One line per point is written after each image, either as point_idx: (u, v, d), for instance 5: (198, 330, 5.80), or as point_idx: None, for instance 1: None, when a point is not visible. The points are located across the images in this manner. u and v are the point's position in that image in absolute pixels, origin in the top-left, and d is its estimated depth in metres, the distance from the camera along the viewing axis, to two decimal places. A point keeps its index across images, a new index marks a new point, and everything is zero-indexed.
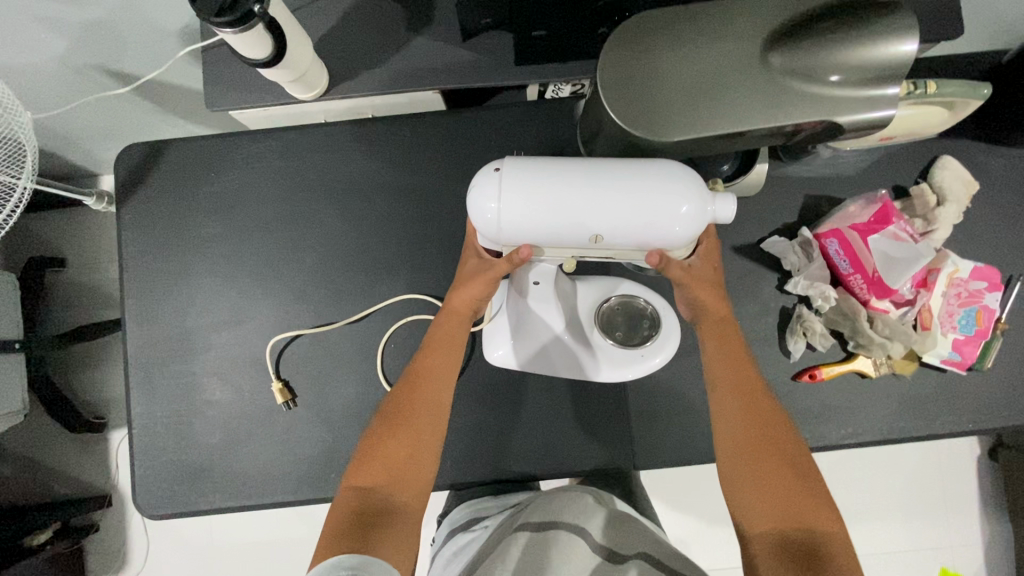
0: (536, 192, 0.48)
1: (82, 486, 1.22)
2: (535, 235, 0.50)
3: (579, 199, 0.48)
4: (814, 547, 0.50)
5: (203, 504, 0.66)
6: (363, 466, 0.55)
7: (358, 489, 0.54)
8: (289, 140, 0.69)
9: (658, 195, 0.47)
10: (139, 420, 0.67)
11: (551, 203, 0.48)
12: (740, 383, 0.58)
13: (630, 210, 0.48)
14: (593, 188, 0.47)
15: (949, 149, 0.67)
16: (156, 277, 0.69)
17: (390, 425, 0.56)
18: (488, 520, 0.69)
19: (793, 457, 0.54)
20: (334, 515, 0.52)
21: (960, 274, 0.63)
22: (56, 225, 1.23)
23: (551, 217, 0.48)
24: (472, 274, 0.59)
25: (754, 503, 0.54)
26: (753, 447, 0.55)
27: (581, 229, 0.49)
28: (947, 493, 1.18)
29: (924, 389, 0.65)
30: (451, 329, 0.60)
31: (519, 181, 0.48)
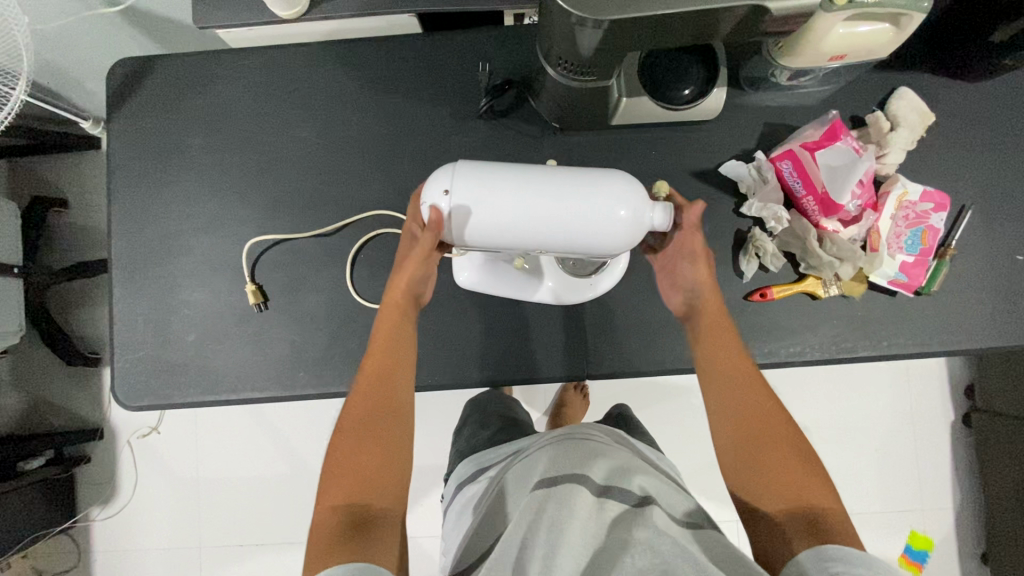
0: (485, 200, 0.48)
1: (75, 418, 1.26)
2: (483, 238, 0.50)
3: (524, 211, 0.47)
4: (822, 521, 0.49)
5: (179, 397, 0.69)
6: (335, 478, 0.53)
7: (342, 500, 0.51)
8: (271, 58, 0.72)
9: (595, 204, 0.47)
10: (120, 317, 0.71)
11: (492, 210, 0.48)
12: (730, 372, 0.58)
13: (573, 218, 0.47)
14: (533, 194, 0.47)
15: (906, 81, 0.69)
16: (140, 184, 0.72)
17: (360, 426, 0.55)
18: (491, 470, 0.70)
19: (787, 439, 0.54)
20: (320, 529, 0.50)
21: (909, 197, 0.65)
22: (56, 167, 1.28)
23: (499, 225, 0.48)
24: (411, 256, 0.57)
25: (757, 486, 0.53)
26: (750, 431, 0.55)
27: (523, 240, 0.49)
28: (924, 456, 1.19)
29: (872, 311, 0.67)
30: (404, 327, 0.60)
31: (461, 185, 0.48)
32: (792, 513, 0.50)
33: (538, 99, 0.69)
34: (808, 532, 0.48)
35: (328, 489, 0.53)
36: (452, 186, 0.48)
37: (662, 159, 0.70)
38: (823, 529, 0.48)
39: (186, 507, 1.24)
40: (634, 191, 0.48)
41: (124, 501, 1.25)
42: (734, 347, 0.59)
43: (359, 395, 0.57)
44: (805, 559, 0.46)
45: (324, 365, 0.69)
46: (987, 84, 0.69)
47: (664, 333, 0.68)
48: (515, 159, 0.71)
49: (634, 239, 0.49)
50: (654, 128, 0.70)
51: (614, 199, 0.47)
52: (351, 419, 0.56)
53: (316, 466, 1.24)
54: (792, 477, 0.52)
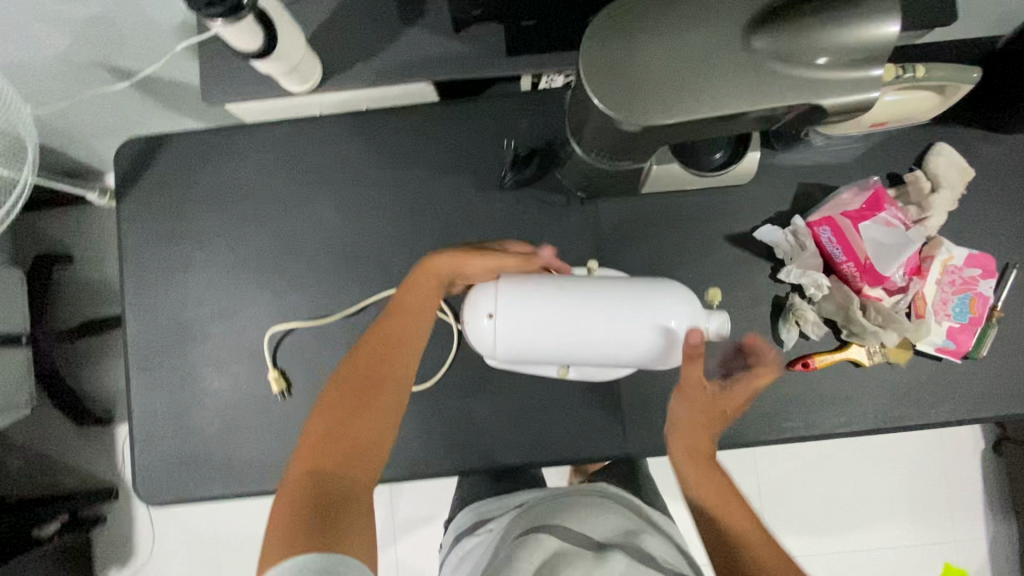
0: (537, 310, 0.54)
1: (87, 478, 1.23)
2: (530, 348, 0.56)
3: (578, 322, 0.54)
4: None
5: (203, 492, 0.67)
6: (316, 447, 0.51)
7: (316, 471, 0.49)
8: (284, 133, 0.70)
9: (631, 332, 0.55)
10: (140, 410, 0.68)
11: (541, 325, 0.54)
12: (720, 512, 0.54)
13: (623, 327, 0.55)
14: (572, 320, 0.54)
15: (946, 136, 0.66)
16: (154, 269, 0.70)
17: (354, 394, 0.54)
18: (491, 522, 0.65)
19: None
20: (289, 502, 0.47)
21: (954, 262, 0.63)
22: (58, 221, 1.25)
23: (554, 334, 0.55)
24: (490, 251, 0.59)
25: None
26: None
27: (575, 350, 0.56)
28: (954, 486, 1.17)
29: (919, 378, 0.65)
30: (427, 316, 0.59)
31: (507, 310, 0.55)
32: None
33: (563, 169, 0.67)
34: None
35: (307, 454, 0.51)
36: (497, 297, 0.55)
37: (694, 225, 0.68)
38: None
39: (205, 565, 1.22)
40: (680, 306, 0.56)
41: (143, 561, 1.23)
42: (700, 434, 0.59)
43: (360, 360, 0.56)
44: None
45: None
46: None
47: None
48: (541, 230, 0.68)
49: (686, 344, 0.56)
50: (684, 193, 0.68)
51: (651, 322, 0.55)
52: (342, 390, 0.54)
53: None
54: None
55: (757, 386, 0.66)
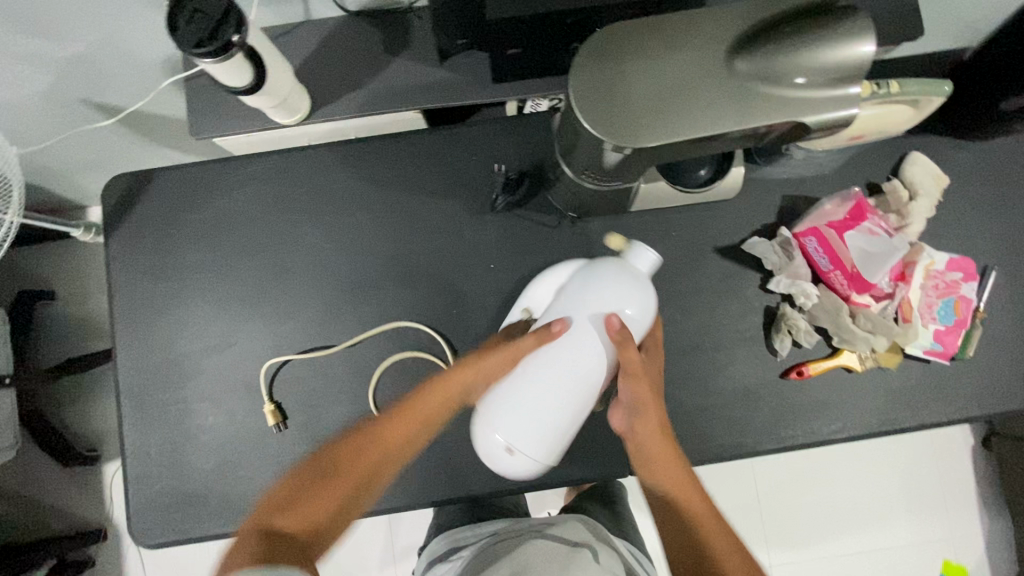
0: (512, 413, 0.55)
1: (75, 520, 1.19)
2: (555, 436, 0.55)
3: (544, 386, 0.54)
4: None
5: (201, 530, 0.66)
6: (278, 510, 0.50)
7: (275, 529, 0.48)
8: (273, 164, 0.70)
9: (591, 328, 0.55)
10: (132, 448, 0.67)
11: (532, 419, 0.55)
12: (679, 503, 0.57)
13: (582, 326, 0.55)
14: (547, 386, 0.54)
15: (919, 145, 0.69)
16: (144, 305, 0.69)
17: (328, 469, 0.53)
18: (465, 550, 0.68)
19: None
20: (240, 546, 0.46)
21: (936, 266, 0.65)
22: (41, 258, 1.23)
23: (545, 412, 0.54)
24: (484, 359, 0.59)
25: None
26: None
27: (579, 398, 0.55)
28: (947, 483, 1.19)
29: (910, 381, 0.66)
30: (433, 420, 0.59)
31: (512, 437, 0.55)
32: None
33: (554, 190, 0.67)
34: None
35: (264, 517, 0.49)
36: (489, 439, 0.56)
37: (684, 240, 0.69)
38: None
39: None
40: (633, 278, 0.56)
41: None
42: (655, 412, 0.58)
43: (343, 478, 0.53)
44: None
45: None
46: (997, 143, 0.69)
47: (704, 420, 0.66)
48: (533, 251, 0.69)
49: (648, 296, 0.56)
50: (672, 210, 0.69)
51: (605, 305, 0.55)
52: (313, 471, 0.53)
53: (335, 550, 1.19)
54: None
55: (753, 396, 0.66)
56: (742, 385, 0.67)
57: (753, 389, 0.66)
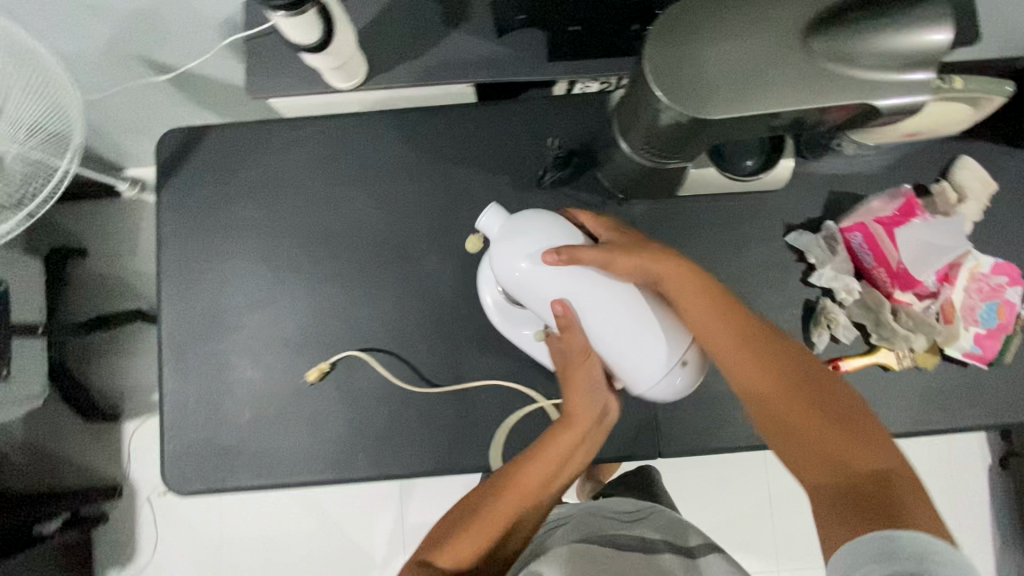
0: (621, 355, 0.56)
1: (92, 475, 1.21)
2: (659, 331, 0.56)
3: (600, 333, 0.56)
4: (883, 490, 0.46)
5: (232, 482, 0.66)
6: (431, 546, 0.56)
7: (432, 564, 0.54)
8: (326, 128, 0.71)
9: (552, 281, 0.55)
10: (170, 397, 0.68)
11: (632, 348, 0.56)
12: (762, 400, 0.53)
13: (550, 276, 0.55)
14: (604, 333, 0.56)
15: (970, 149, 0.69)
16: (190, 258, 0.70)
17: (473, 502, 0.57)
18: None
19: (833, 409, 0.50)
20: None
21: (981, 269, 0.64)
22: (76, 216, 1.25)
23: (630, 332, 0.55)
24: (567, 376, 0.59)
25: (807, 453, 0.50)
26: (791, 424, 0.51)
27: (624, 300, 0.56)
28: (962, 500, 1.18)
29: (945, 383, 0.66)
30: (560, 454, 0.58)
31: (645, 376, 0.56)
32: (853, 489, 0.47)
33: (602, 169, 0.68)
34: (874, 514, 0.44)
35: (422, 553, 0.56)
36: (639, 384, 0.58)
37: (726, 229, 0.69)
38: (893, 513, 0.44)
39: (209, 567, 1.19)
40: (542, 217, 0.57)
41: (145, 561, 1.20)
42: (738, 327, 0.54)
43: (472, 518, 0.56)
44: (865, 544, 0.42)
45: (386, 447, 0.67)
46: None
47: (736, 409, 0.66)
48: None
49: (534, 219, 0.57)
50: (717, 198, 0.70)
51: (534, 251, 0.55)
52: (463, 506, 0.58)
53: (345, 523, 1.19)
54: (855, 462, 0.48)
55: None
56: None
57: None
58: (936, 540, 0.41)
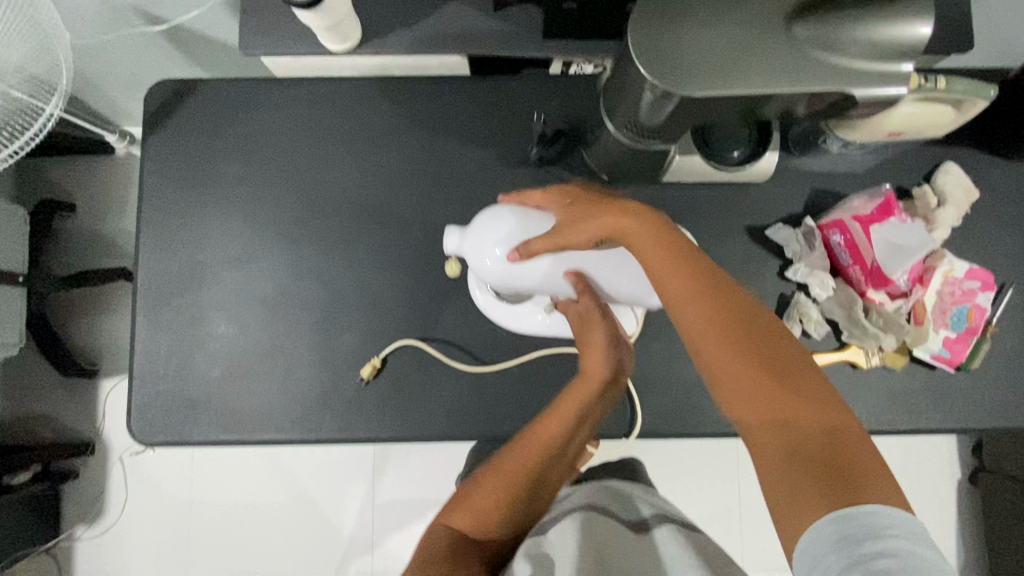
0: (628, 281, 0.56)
1: (65, 431, 1.20)
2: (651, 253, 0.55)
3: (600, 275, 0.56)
4: (837, 453, 0.41)
5: (198, 435, 0.66)
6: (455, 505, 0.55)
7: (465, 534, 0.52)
8: (316, 90, 0.71)
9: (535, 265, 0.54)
10: (141, 346, 0.68)
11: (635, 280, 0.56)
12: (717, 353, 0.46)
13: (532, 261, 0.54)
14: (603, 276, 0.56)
15: (955, 156, 0.69)
16: (171, 209, 0.69)
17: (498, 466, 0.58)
18: None
19: (784, 369, 0.45)
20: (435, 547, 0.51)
21: (955, 274, 0.65)
22: (66, 170, 1.24)
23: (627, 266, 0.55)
24: (587, 342, 0.61)
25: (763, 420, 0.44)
26: (745, 391, 0.45)
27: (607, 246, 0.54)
28: (929, 512, 1.20)
29: (914, 384, 0.67)
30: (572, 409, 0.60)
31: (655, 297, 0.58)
32: (811, 458, 0.41)
33: (590, 150, 0.68)
34: (832, 485, 0.40)
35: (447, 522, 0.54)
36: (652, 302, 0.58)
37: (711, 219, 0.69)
38: (853, 479, 0.39)
39: (177, 529, 1.19)
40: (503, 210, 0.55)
41: (113, 520, 1.19)
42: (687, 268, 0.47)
43: (491, 485, 0.56)
44: (830, 527, 0.38)
45: (355, 410, 0.67)
46: None
47: (705, 396, 0.67)
48: None
49: (493, 219, 0.55)
50: (703, 187, 0.70)
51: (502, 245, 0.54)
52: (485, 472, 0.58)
53: (317, 495, 1.20)
54: (806, 419, 0.43)
55: None
56: None
57: None
58: (896, 513, 0.38)
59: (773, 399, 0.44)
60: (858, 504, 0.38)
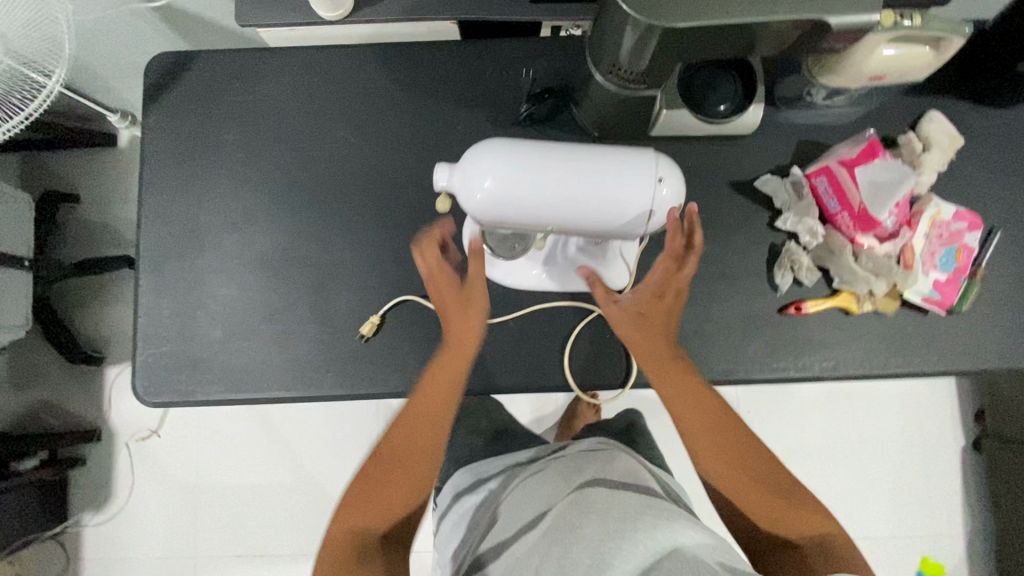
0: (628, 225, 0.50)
1: (71, 418, 1.21)
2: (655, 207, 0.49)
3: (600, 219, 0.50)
4: (823, 542, 0.52)
5: (202, 394, 0.68)
6: (360, 505, 0.55)
7: (364, 530, 0.54)
8: (309, 56, 0.72)
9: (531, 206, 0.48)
10: (145, 310, 0.69)
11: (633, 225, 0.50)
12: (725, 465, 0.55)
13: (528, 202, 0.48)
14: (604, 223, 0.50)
15: (940, 104, 0.70)
16: (172, 177, 0.71)
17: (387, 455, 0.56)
18: (490, 483, 0.69)
19: (774, 484, 0.55)
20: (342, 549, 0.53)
21: (943, 217, 0.66)
22: (69, 162, 1.26)
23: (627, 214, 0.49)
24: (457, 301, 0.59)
25: (755, 520, 0.54)
26: (739, 496, 0.54)
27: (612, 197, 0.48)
28: (933, 479, 1.20)
29: (906, 328, 0.68)
30: (453, 379, 0.58)
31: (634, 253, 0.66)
32: (804, 547, 0.52)
33: (579, 107, 0.69)
34: (824, 563, 0.51)
35: (347, 521, 0.55)
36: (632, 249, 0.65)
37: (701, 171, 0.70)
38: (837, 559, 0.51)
39: (183, 513, 1.20)
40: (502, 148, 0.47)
41: (119, 506, 1.20)
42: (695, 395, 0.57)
43: (390, 481, 0.55)
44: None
45: (354, 367, 0.68)
46: (1019, 109, 0.70)
47: (698, 344, 0.68)
48: None
49: (492, 160, 0.47)
50: (693, 142, 0.71)
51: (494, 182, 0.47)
52: (372, 463, 0.57)
53: (321, 475, 1.20)
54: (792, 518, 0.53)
55: (750, 327, 0.68)
56: (742, 315, 0.68)
57: (751, 320, 0.68)
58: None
59: (772, 510, 0.54)
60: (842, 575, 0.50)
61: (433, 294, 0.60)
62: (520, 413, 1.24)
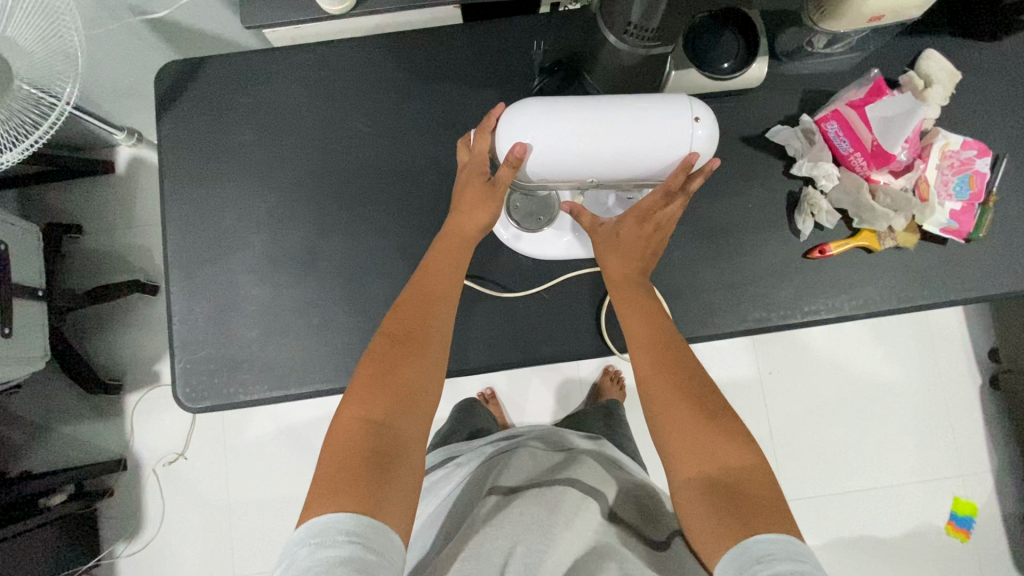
0: (651, 170, 0.54)
1: (94, 450, 1.20)
2: (674, 150, 0.52)
3: (625, 170, 0.53)
4: (747, 496, 0.47)
5: (243, 395, 0.68)
6: (369, 393, 0.51)
7: (368, 420, 0.50)
8: (318, 53, 0.73)
9: (565, 160, 0.52)
10: (179, 317, 0.69)
11: (655, 170, 0.54)
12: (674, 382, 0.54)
13: (563, 156, 0.52)
14: (629, 170, 0.53)
15: (936, 43, 0.72)
16: (194, 183, 0.71)
17: (391, 352, 0.53)
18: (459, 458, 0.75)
19: (722, 422, 0.51)
20: (344, 444, 0.49)
21: (952, 147, 0.69)
22: (68, 193, 1.25)
23: (652, 161, 0.53)
24: (471, 195, 0.59)
25: (682, 449, 0.51)
26: (680, 425, 0.51)
27: (638, 149, 0.51)
28: (954, 420, 1.22)
29: (926, 260, 0.70)
30: (449, 280, 0.58)
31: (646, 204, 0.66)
32: (719, 491, 0.48)
33: (591, 77, 0.71)
34: (734, 514, 0.46)
35: (350, 413, 0.50)
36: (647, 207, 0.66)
37: None
38: (750, 510, 0.46)
39: (217, 534, 1.19)
40: (535, 108, 0.51)
41: (152, 533, 1.19)
42: (657, 319, 0.57)
43: (392, 377, 0.52)
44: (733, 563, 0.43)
45: None
46: (1009, 41, 0.72)
47: (729, 296, 0.69)
48: None
49: (528, 119, 0.51)
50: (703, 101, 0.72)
51: (529, 140, 0.51)
52: (369, 360, 0.53)
53: None
54: (725, 456, 0.50)
55: (778, 275, 0.70)
56: (768, 263, 0.70)
57: (777, 267, 0.70)
58: (774, 539, 0.43)
59: (705, 447, 0.50)
60: (751, 533, 0.45)
61: (461, 179, 0.60)
62: (544, 398, 1.25)
